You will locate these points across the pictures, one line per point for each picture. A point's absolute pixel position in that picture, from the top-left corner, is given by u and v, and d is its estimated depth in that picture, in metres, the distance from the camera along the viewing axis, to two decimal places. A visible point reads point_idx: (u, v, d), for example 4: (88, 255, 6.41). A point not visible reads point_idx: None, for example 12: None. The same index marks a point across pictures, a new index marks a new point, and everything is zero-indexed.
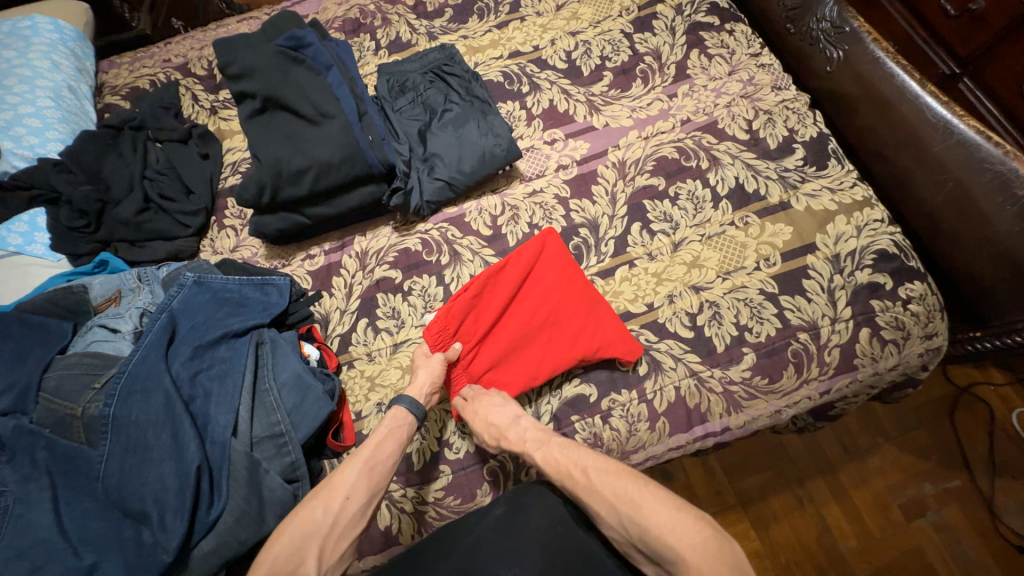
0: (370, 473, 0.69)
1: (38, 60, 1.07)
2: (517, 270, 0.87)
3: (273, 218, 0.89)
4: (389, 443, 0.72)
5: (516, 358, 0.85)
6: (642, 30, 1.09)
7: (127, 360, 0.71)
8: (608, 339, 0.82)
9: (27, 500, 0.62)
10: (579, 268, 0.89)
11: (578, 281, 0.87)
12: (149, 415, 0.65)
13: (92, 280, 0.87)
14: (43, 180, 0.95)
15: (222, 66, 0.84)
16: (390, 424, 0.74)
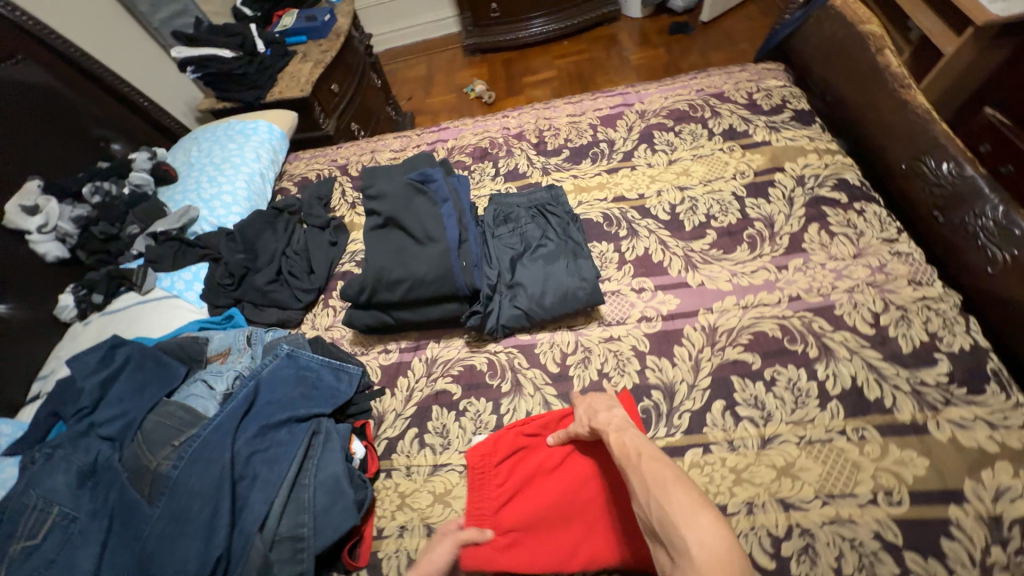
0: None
1: (248, 152, 1.40)
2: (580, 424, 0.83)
3: (365, 313, 0.98)
4: None
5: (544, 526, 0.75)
6: (755, 196, 1.07)
7: (206, 424, 0.79)
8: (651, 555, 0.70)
9: (85, 536, 0.69)
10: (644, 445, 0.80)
11: None
12: (200, 487, 0.70)
13: (214, 334, 1.03)
14: (216, 243, 1.20)
15: (364, 187, 1.00)
16: None
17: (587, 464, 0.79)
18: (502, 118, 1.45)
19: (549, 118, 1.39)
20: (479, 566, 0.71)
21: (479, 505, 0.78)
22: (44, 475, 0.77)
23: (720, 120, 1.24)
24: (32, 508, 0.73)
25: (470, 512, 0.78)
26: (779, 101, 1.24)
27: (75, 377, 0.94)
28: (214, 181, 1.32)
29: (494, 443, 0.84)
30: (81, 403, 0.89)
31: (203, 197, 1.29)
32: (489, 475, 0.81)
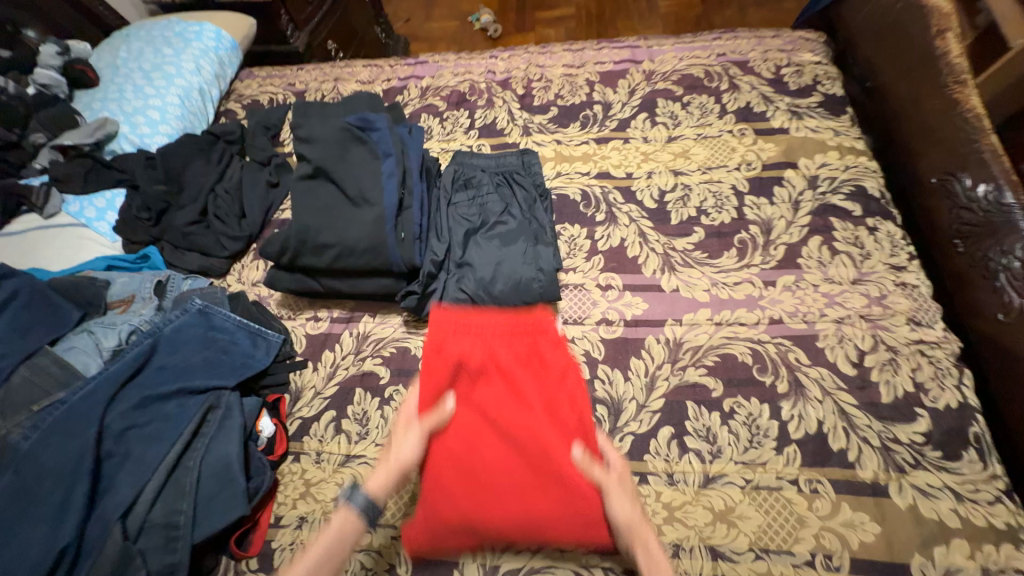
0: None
1: (186, 61, 1.19)
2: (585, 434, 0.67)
3: (289, 276, 0.85)
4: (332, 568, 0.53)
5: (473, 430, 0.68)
6: (757, 193, 0.93)
7: (78, 388, 0.70)
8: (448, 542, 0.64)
9: None
10: (583, 512, 0.62)
11: (560, 508, 0.62)
12: (55, 464, 0.62)
13: (117, 277, 0.90)
14: (135, 169, 1.03)
15: (294, 127, 0.84)
16: (338, 536, 0.55)
17: (545, 463, 0.64)
18: (489, 58, 1.24)
19: (542, 67, 1.19)
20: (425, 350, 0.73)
21: (473, 347, 0.73)
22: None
23: (737, 94, 1.05)
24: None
25: (466, 337, 0.74)
26: (810, 81, 1.05)
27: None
28: (141, 92, 1.13)
29: (534, 348, 0.74)
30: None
31: (126, 110, 1.11)
32: (501, 347, 0.73)
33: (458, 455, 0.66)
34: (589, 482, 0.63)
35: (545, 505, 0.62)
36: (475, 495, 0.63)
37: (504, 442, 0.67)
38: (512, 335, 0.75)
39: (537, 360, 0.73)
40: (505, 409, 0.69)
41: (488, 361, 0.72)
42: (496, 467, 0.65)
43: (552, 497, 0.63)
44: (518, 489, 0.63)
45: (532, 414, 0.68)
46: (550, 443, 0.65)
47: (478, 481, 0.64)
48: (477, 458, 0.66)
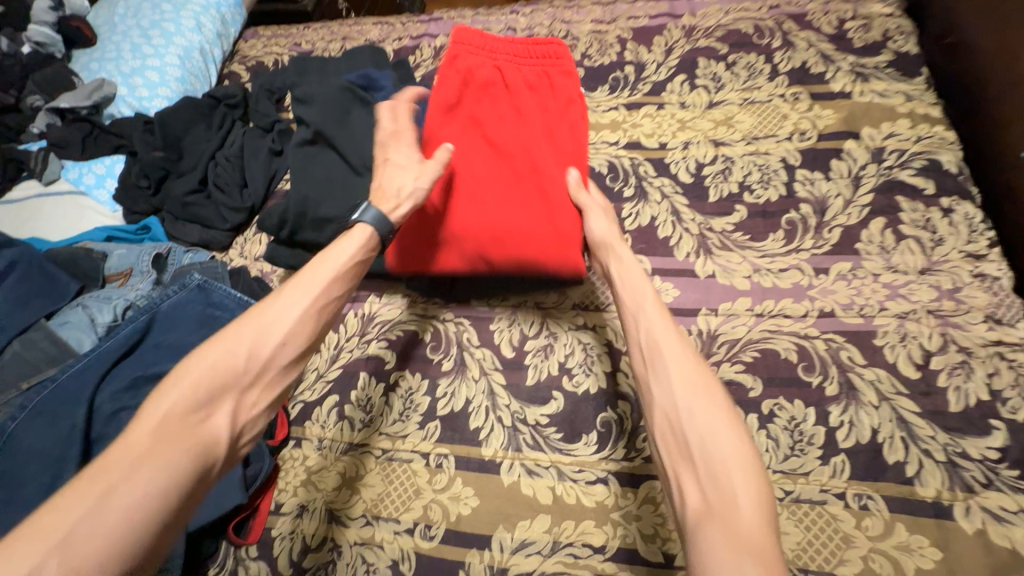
0: (295, 328, 0.56)
1: (185, 18, 1.11)
2: (580, 152, 0.78)
3: (288, 252, 0.79)
4: (339, 278, 0.60)
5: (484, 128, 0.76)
6: (811, 167, 0.82)
7: (67, 367, 0.66)
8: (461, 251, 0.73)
9: None
10: (565, 248, 0.72)
11: (550, 220, 0.73)
12: (41, 448, 0.60)
13: (115, 249, 0.86)
14: (133, 135, 0.98)
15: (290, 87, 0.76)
16: (348, 249, 0.62)
17: (530, 188, 0.74)
18: (510, 13, 1.13)
19: (568, 22, 1.07)
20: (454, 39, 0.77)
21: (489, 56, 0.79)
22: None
23: (792, 53, 0.92)
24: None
25: (484, 41, 0.79)
26: (879, 36, 0.91)
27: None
28: (139, 52, 1.06)
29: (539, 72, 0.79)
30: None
31: (123, 72, 1.05)
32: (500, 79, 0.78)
33: (463, 162, 0.75)
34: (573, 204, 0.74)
35: (535, 220, 0.73)
36: (471, 208, 0.73)
37: (495, 161, 0.75)
38: (524, 59, 0.80)
39: (547, 88, 0.79)
40: (505, 117, 0.76)
41: (497, 80, 0.78)
42: (503, 203, 0.73)
43: (542, 212, 0.73)
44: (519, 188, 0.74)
45: (531, 132, 0.76)
46: (545, 168, 0.74)
47: (477, 200, 0.74)
48: (478, 162, 0.76)
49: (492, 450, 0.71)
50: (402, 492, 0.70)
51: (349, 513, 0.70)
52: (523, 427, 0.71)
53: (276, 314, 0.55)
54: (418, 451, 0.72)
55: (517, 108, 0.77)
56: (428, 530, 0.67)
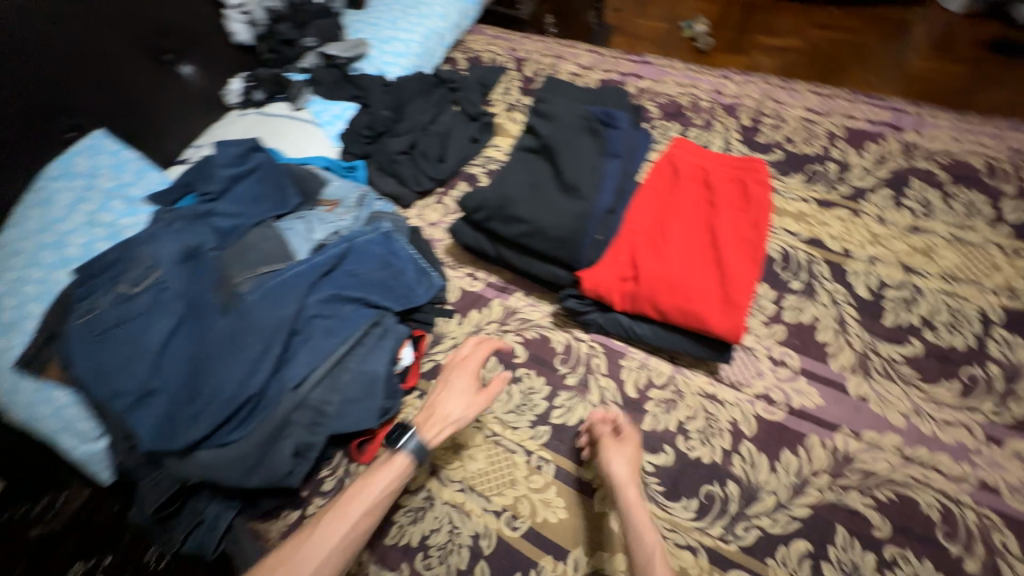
0: (353, 534, 0.66)
1: (438, 7, 1.30)
2: (754, 251, 0.74)
3: (471, 232, 0.89)
4: (385, 493, 0.69)
5: (676, 209, 0.79)
6: (1012, 330, 0.76)
7: (291, 266, 0.81)
8: (610, 287, 0.77)
9: (161, 310, 0.74)
10: (701, 324, 0.72)
11: (693, 301, 0.72)
12: (260, 323, 0.73)
13: (334, 180, 1.02)
14: (369, 90, 1.15)
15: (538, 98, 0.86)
16: (389, 474, 0.69)
17: (691, 269, 0.74)
18: (718, 79, 1.17)
19: (779, 103, 1.08)
20: (676, 147, 0.85)
21: (701, 160, 0.84)
22: (159, 239, 0.83)
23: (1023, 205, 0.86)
24: (141, 263, 0.79)
25: (702, 151, 0.85)
26: None
27: (210, 160, 1.00)
28: (395, 24, 1.25)
29: (742, 186, 0.79)
30: (208, 189, 0.96)
31: (377, 34, 1.23)
32: (705, 180, 0.81)
33: (643, 225, 0.80)
34: (726, 308, 0.71)
35: (679, 300, 0.73)
36: (626, 262, 0.78)
37: (673, 238, 0.77)
38: (729, 172, 0.81)
39: (743, 197, 0.79)
40: (696, 207, 0.79)
41: (703, 177, 0.81)
42: (686, 255, 0.75)
43: (689, 295, 0.73)
44: (682, 260, 0.75)
45: (712, 225, 0.76)
46: (713, 261, 0.74)
47: (661, 249, 0.77)
48: (654, 229, 0.79)
49: (592, 474, 0.74)
50: (499, 477, 0.76)
51: (449, 473, 0.77)
52: None
53: (341, 523, 0.66)
54: (523, 446, 0.77)
55: (711, 201, 0.79)
56: (513, 520, 0.72)
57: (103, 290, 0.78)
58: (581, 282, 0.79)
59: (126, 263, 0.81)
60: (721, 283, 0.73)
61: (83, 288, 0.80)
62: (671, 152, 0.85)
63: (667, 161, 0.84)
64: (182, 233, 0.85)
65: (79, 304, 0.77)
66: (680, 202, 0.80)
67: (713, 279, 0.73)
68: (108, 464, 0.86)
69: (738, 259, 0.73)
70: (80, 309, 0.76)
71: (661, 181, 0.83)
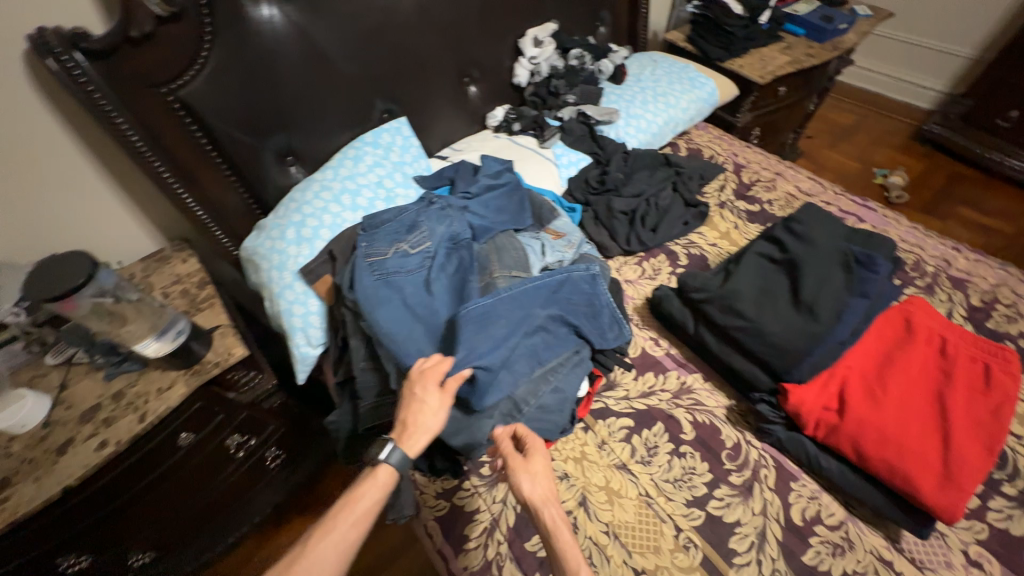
0: (360, 525, 0.65)
1: (684, 100, 1.46)
2: (984, 441, 0.73)
3: (679, 306, 0.96)
4: (379, 490, 0.68)
5: (904, 365, 0.80)
6: None
7: (529, 280, 0.91)
8: (815, 410, 0.78)
9: (428, 279, 0.94)
10: (908, 489, 0.70)
11: (908, 463, 0.71)
12: (501, 321, 0.84)
13: (564, 217, 1.15)
14: (608, 152, 1.31)
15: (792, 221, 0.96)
16: (373, 488, 0.67)
17: (911, 431, 0.74)
18: (947, 249, 1.15)
19: (1019, 295, 1.04)
20: (913, 307, 0.88)
21: (938, 329, 0.85)
22: (432, 218, 1.02)
23: None
24: (422, 233, 0.99)
25: (940, 321, 0.86)
26: None
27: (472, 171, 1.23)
28: (644, 105, 1.42)
29: (981, 371, 0.79)
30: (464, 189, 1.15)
31: (626, 108, 1.41)
32: (939, 351, 0.82)
33: (863, 366, 0.82)
34: (940, 483, 0.70)
35: (891, 454, 0.72)
36: (838, 395, 0.79)
37: (896, 391, 0.77)
38: (968, 352, 0.81)
39: (981, 382, 0.78)
40: (926, 372, 0.79)
41: (938, 347, 0.82)
42: (906, 413, 0.75)
43: (904, 455, 0.72)
44: (901, 417, 0.75)
45: (942, 397, 0.76)
46: (935, 432, 0.74)
47: (881, 397, 0.77)
48: (874, 375, 0.80)
49: None
50: (644, 539, 0.77)
51: (596, 512, 0.80)
52: None
53: (354, 514, 0.65)
54: (674, 520, 0.79)
55: (943, 373, 0.79)
56: None
57: (386, 241, 0.98)
58: (784, 393, 0.81)
59: (407, 227, 1.00)
60: (939, 456, 0.72)
61: (370, 232, 1.00)
62: (907, 309, 0.87)
63: (902, 317, 0.86)
64: (449, 217, 1.03)
65: (366, 243, 0.97)
66: (911, 360, 0.80)
67: (933, 450, 0.72)
68: (308, 368, 1.06)
69: (966, 442, 0.72)
70: (368, 251, 0.96)
71: (887, 333, 0.85)
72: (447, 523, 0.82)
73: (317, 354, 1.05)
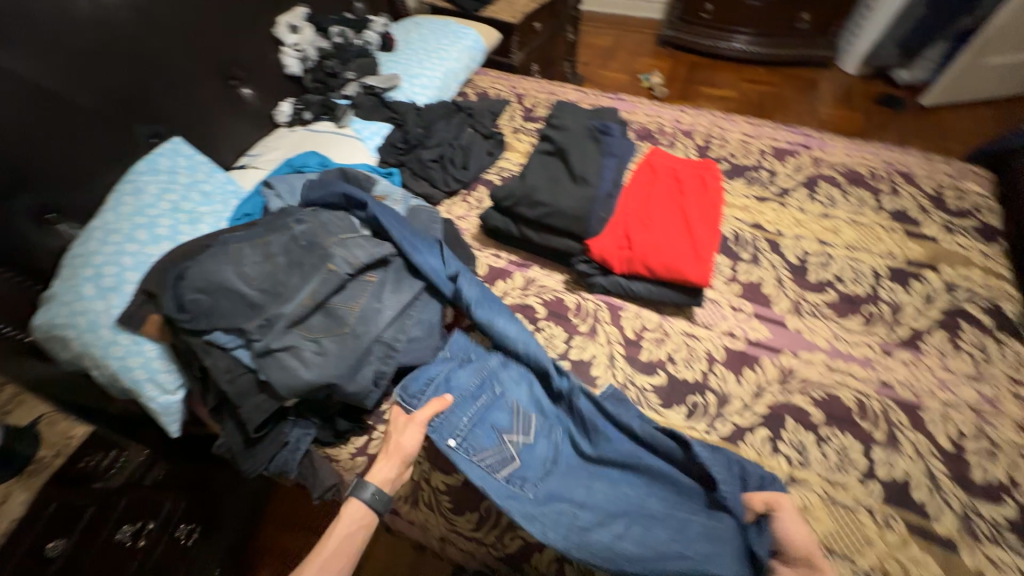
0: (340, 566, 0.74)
1: (454, 52, 1.60)
2: (714, 223, 1.02)
3: (499, 217, 1.12)
4: (356, 532, 0.77)
5: (657, 196, 1.07)
6: (895, 280, 1.05)
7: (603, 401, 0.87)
8: (615, 255, 1.02)
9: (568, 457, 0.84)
10: (684, 277, 0.98)
11: (676, 259, 0.98)
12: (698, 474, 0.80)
13: (381, 181, 1.23)
14: (403, 114, 1.41)
15: (550, 117, 1.17)
16: (347, 529, 0.76)
17: (673, 237, 1.01)
18: (677, 112, 1.51)
19: (723, 129, 1.43)
20: (654, 154, 1.15)
21: (670, 161, 1.13)
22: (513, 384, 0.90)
23: (895, 198, 1.20)
24: (520, 406, 0.88)
25: (671, 155, 1.15)
26: (969, 207, 1.18)
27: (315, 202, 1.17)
28: (421, 64, 1.54)
29: (700, 176, 1.09)
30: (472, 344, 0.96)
31: (406, 72, 1.51)
32: (677, 175, 1.10)
33: (633, 208, 1.06)
34: (698, 262, 0.98)
35: (665, 259, 0.99)
36: (626, 235, 1.03)
37: (658, 216, 1.04)
38: (690, 169, 1.11)
39: (702, 185, 1.08)
40: (670, 193, 1.07)
41: (674, 173, 1.11)
42: (666, 227, 1.03)
43: (672, 256, 0.99)
44: (664, 231, 1.02)
45: (683, 205, 1.05)
46: (687, 230, 1.01)
47: (648, 224, 1.03)
48: (642, 211, 1.06)
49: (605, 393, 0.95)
50: None
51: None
52: (631, 386, 0.95)
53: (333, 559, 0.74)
54: None
55: (682, 190, 1.07)
56: None
57: (491, 435, 0.83)
58: (589, 250, 1.03)
59: (503, 410, 0.87)
60: (692, 246, 0.99)
61: (470, 453, 0.81)
62: (649, 156, 1.15)
63: (647, 163, 1.13)
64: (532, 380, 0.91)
65: (485, 475, 0.79)
66: (660, 191, 1.08)
67: (689, 243, 1.00)
68: (177, 418, 0.99)
69: (703, 228, 1.01)
70: (503, 466, 0.81)
71: (644, 176, 1.11)
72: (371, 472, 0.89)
73: (181, 399, 0.98)
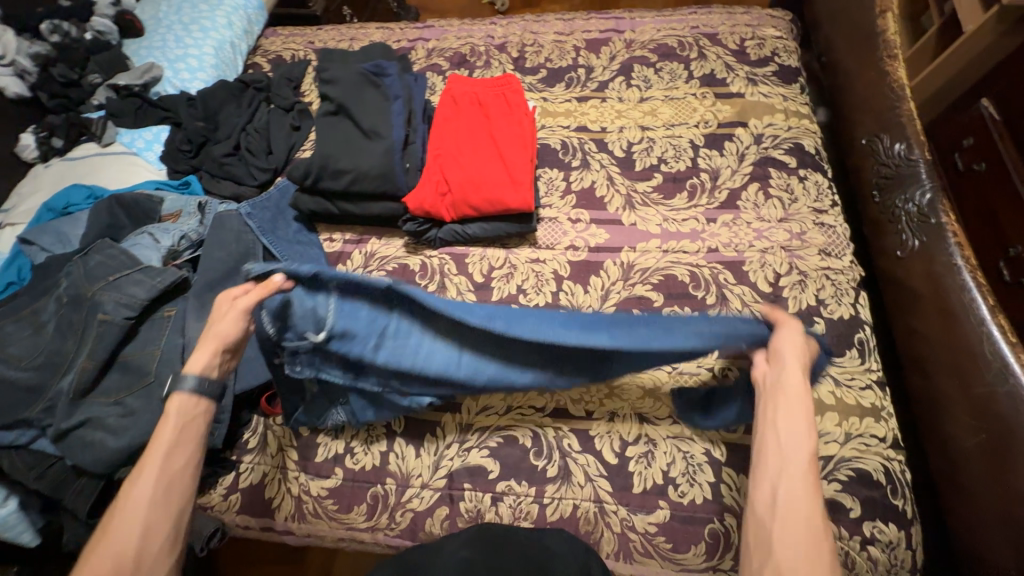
0: (183, 464, 0.63)
1: (220, 17, 1.34)
2: (525, 140, 0.99)
3: (309, 198, 1.01)
4: (190, 437, 0.65)
5: (463, 128, 1.01)
6: (710, 146, 1.08)
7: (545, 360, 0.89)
8: (437, 202, 0.96)
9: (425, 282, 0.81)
10: (507, 203, 0.94)
11: (495, 187, 0.94)
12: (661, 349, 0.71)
13: (169, 196, 1.06)
14: (177, 109, 1.20)
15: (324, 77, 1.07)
16: (178, 423, 0.65)
17: (487, 166, 0.96)
18: (489, 25, 1.38)
19: (536, 33, 1.33)
20: (455, 83, 1.07)
21: (470, 87, 1.06)
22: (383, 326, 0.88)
23: (704, 62, 1.20)
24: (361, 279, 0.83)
25: (469, 80, 1.08)
26: (769, 52, 1.20)
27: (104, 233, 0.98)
28: (181, 42, 1.29)
29: (502, 96, 1.04)
30: None
31: (167, 58, 1.27)
32: (478, 100, 1.03)
33: (442, 147, 0.99)
34: (517, 185, 0.94)
35: (484, 191, 0.94)
36: (441, 178, 0.96)
37: (468, 149, 0.98)
38: (490, 90, 1.05)
39: (505, 104, 1.03)
40: (476, 121, 1.01)
41: (476, 99, 1.04)
42: (477, 157, 0.97)
43: (490, 185, 0.94)
44: (478, 162, 0.96)
45: (488, 131, 1.00)
46: (499, 155, 0.97)
47: (459, 160, 0.97)
48: (452, 147, 0.99)
49: None
50: None
51: (523, 407, 0.86)
52: None
53: (173, 462, 0.63)
54: None
55: (486, 115, 1.02)
56: None
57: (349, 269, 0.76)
58: (410, 206, 0.96)
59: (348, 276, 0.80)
60: (507, 172, 0.95)
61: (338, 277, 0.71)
62: (448, 87, 1.07)
63: (446, 95, 1.05)
64: None
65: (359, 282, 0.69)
66: (465, 122, 1.01)
67: (504, 169, 0.96)
68: (26, 526, 0.83)
69: (512, 150, 0.97)
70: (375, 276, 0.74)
71: (447, 110, 1.03)
72: (250, 505, 0.85)
73: (17, 508, 0.82)
